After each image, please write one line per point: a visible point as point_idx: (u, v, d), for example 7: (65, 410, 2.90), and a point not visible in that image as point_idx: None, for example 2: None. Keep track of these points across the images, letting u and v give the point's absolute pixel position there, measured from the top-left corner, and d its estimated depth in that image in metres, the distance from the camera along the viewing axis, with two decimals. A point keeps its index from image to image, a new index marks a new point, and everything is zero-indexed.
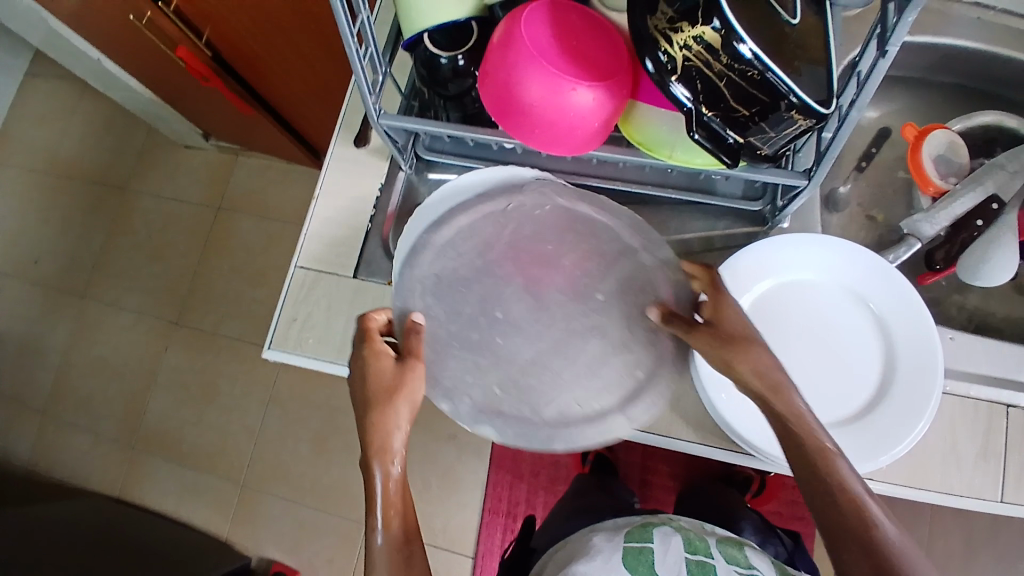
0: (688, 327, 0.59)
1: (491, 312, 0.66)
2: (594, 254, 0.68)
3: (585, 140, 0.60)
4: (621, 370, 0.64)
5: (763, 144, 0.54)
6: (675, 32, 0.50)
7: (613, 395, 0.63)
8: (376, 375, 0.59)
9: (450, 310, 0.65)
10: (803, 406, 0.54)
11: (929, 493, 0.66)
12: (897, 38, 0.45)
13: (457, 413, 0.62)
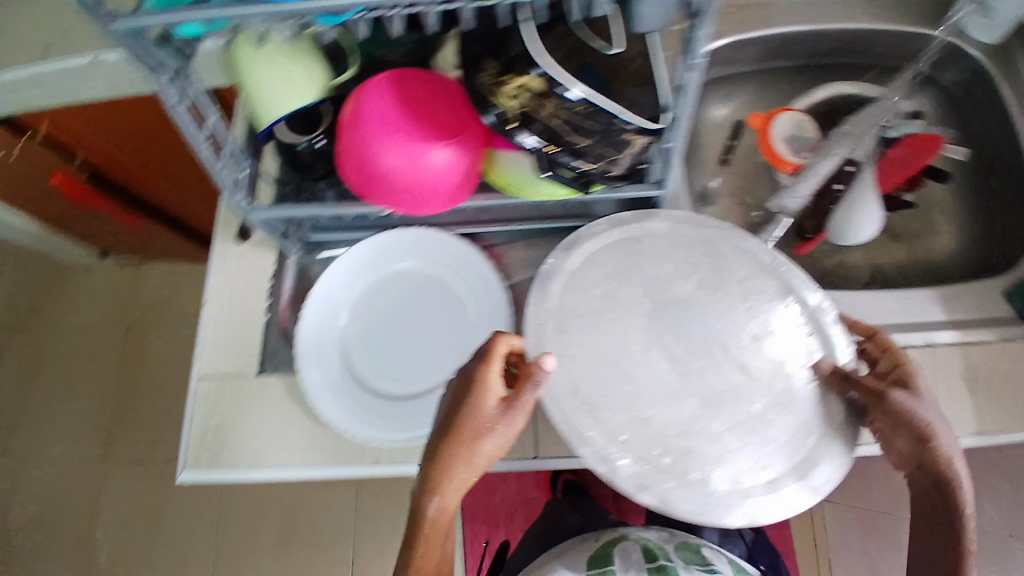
0: (869, 390, 0.57)
1: (626, 379, 0.61)
2: (755, 295, 0.65)
3: (449, 197, 0.62)
4: (787, 432, 0.59)
5: (609, 167, 0.59)
6: (503, 86, 0.53)
7: (783, 456, 0.58)
8: (484, 407, 0.54)
9: (592, 375, 0.61)
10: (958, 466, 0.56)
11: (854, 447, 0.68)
12: (699, 50, 0.49)
13: (615, 475, 0.57)
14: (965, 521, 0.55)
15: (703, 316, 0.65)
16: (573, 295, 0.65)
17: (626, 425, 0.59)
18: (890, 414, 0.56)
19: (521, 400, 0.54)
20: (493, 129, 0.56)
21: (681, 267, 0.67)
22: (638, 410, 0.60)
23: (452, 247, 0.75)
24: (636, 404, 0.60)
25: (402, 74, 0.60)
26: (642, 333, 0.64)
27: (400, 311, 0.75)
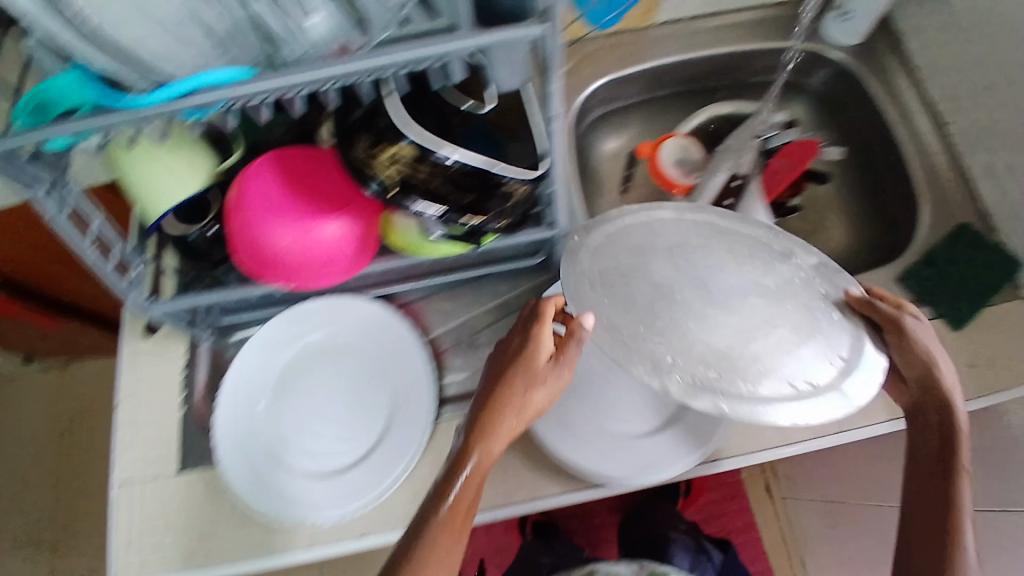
0: (885, 321, 0.61)
1: (670, 294, 0.59)
2: (755, 258, 0.62)
3: (347, 268, 0.62)
4: (816, 353, 0.58)
5: (500, 218, 0.62)
6: (376, 157, 0.54)
7: (826, 369, 0.58)
8: (533, 365, 0.59)
9: (623, 301, 0.60)
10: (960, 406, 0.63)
11: (769, 451, 0.74)
12: (556, 105, 0.53)
13: (667, 391, 0.56)
14: (962, 460, 0.61)
15: (717, 274, 0.60)
16: (601, 262, 0.62)
17: (667, 348, 0.57)
18: (903, 349, 0.61)
19: (568, 354, 0.59)
20: (377, 199, 0.57)
21: (696, 239, 0.63)
22: (683, 336, 0.58)
23: (363, 306, 0.76)
24: (692, 346, 0.57)
25: (283, 152, 0.60)
26: (670, 270, 0.61)
27: (327, 378, 0.75)
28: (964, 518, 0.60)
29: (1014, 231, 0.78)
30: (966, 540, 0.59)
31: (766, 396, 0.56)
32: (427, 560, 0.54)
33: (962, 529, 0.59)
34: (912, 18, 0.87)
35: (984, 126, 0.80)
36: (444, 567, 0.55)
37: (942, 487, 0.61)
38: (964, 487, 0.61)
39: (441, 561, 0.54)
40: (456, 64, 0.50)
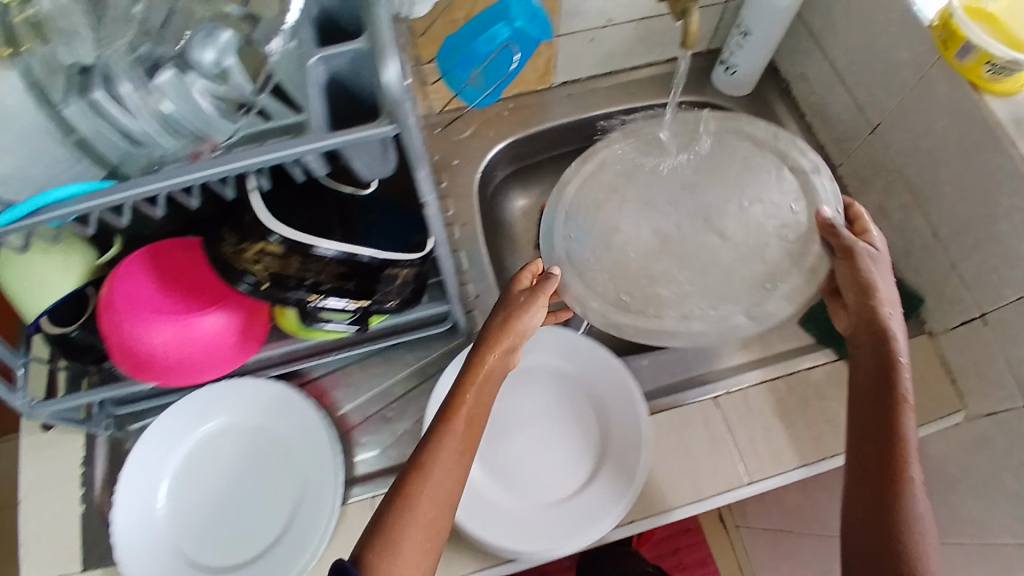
0: (840, 248, 0.65)
1: (619, 229, 0.74)
2: (748, 177, 0.75)
3: (228, 361, 0.63)
4: (751, 276, 0.70)
5: (388, 297, 0.62)
6: (244, 254, 0.54)
7: (742, 299, 0.69)
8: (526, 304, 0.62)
9: (584, 236, 0.73)
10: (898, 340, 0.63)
11: (685, 509, 0.73)
12: (426, 190, 0.54)
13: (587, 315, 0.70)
14: (904, 392, 0.60)
15: (685, 199, 0.75)
16: (583, 194, 0.75)
17: (603, 278, 0.71)
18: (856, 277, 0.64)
19: (536, 299, 0.62)
20: (252, 294, 0.56)
21: (689, 164, 0.77)
22: (627, 263, 0.72)
23: (266, 386, 0.74)
24: (630, 271, 0.72)
25: (160, 247, 0.60)
26: (640, 203, 0.75)
27: (231, 465, 0.73)
28: (911, 446, 0.59)
29: (907, 267, 0.81)
30: (915, 471, 0.58)
31: (669, 325, 0.69)
32: (432, 469, 0.55)
33: (910, 457, 0.59)
34: (792, 66, 0.90)
35: (865, 170, 0.83)
36: (451, 476, 0.56)
37: (886, 420, 0.60)
38: (909, 414, 0.60)
39: (446, 475, 0.56)
40: (319, 161, 0.51)
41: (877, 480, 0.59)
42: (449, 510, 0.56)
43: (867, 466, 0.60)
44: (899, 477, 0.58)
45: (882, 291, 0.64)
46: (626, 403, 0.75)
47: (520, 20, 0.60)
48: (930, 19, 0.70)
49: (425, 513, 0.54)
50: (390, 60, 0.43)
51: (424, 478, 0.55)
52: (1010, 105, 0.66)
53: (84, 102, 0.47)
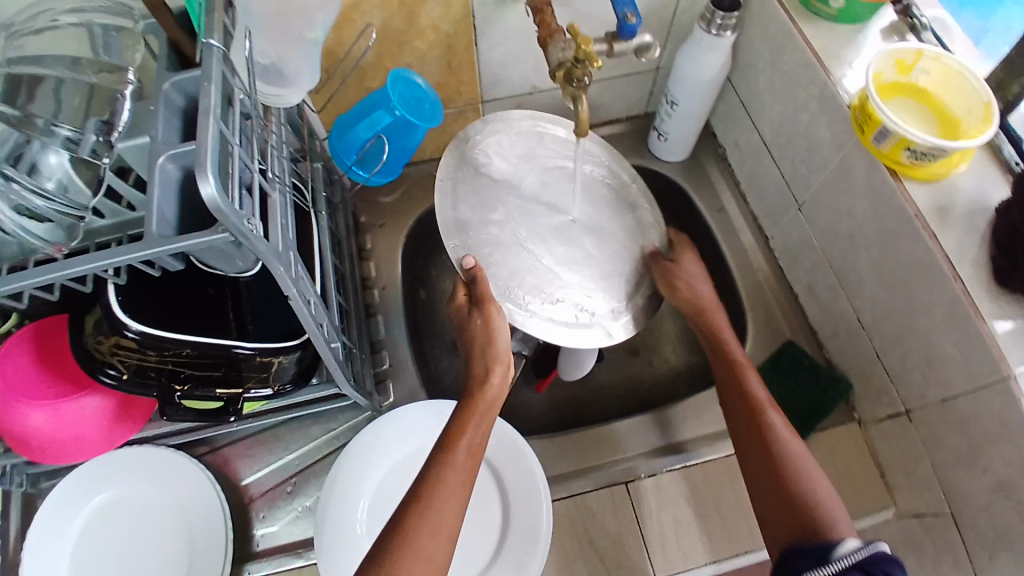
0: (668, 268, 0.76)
1: (513, 228, 0.73)
2: (614, 204, 0.79)
3: (104, 440, 0.62)
4: (610, 292, 0.74)
5: (269, 382, 0.61)
6: (102, 345, 0.54)
7: (604, 311, 0.73)
8: (487, 315, 0.66)
9: (480, 228, 0.72)
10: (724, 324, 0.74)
11: None
12: (286, 284, 0.51)
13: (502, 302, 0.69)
14: (742, 362, 0.69)
15: (554, 208, 0.76)
16: (476, 185, 0.73)
17: (504, 269, 0.71)
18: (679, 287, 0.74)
19: (490, 307, 0.66)
20: (116, 386, 0.56)
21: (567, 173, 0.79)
22: (518, 258, 0.72)
23: (168, 458, 0.74)
24: (519, 263, 0.72)
25: (39, 328, 0.60)
26: (528, 206, 0.75)
27: (126, 538, 0.72)
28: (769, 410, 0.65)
29: (836, 350, 0.78)
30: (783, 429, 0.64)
31: (553, 317, 0.70)
32: (438, 500, 0.56)
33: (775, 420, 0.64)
34: (727, 133, 0.89)
35: (795, 246, 0.81)
36: (453, 504, 0.56)
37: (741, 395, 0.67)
38: (755, 382, 0.68)
39: (450, 503, 0.56)
40: (172, 261, 0.50)
41: (757, 445, 0.64)
42: (451, 541, 0.55)
43: (749, 445, 0.64)
44: (768, 434, 0.64)
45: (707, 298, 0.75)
46: (529, 463, 0.72)
47: (401, 109, 0.60)
48: (849, 98, 0.66)
49: (429, 544, 0.53)
50: (204, 174, 0.42)
51: (426, 511, 0.55)
52: (931, 192, 0.62)
53: None
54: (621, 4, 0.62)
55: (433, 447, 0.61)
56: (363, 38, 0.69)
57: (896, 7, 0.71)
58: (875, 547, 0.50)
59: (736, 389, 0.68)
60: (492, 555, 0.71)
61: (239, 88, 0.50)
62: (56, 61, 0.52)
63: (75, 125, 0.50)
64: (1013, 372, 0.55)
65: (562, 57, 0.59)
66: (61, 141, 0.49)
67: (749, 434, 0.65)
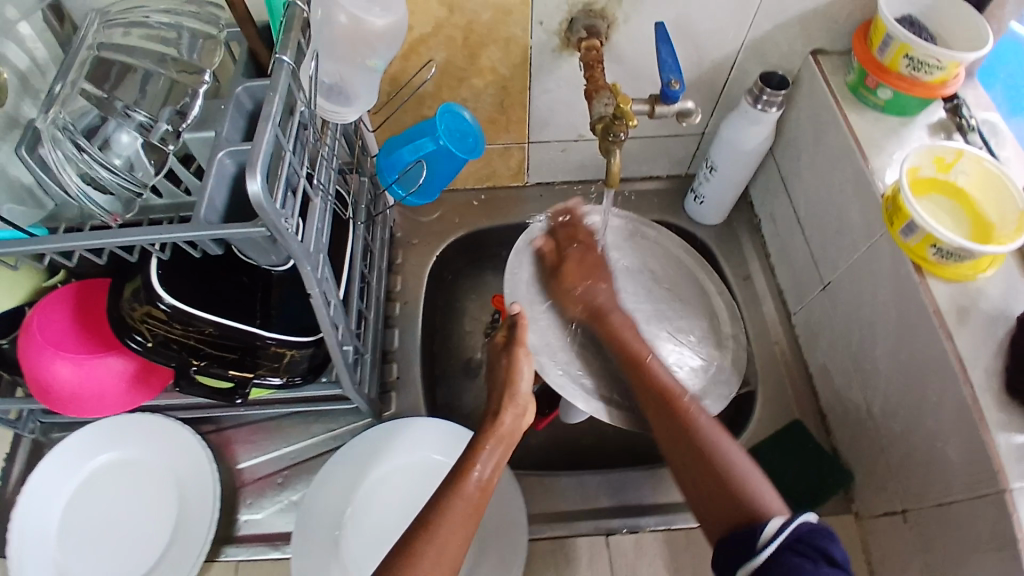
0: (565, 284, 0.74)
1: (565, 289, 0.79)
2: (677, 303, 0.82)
3: (120, 401, 0.67)
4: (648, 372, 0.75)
5: (279, 374, 0.64)
6: (134, 311, 0.58)
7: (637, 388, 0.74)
8: (514, 356, 0.68)
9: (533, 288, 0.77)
10: (622, 321, 0.71)
11: None
12: (312, 283, 0.55)
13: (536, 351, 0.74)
14: (643, 359, 0.67)
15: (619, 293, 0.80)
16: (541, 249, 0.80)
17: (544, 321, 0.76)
18: (580, 291, 0.73)
19: (520, 349, 0.69)
20: (139, 353, 0.59)
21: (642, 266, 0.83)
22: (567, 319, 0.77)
23: (173, 428, 0.78)
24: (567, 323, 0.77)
25: (85, 286, 0.67)
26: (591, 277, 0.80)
27: (122, 497, 0.76)
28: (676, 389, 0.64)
29: (843, 439, 0.77)
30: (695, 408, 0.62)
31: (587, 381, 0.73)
32: (441, 526, 0.55)
33: (685, 399, 0.63)
34: (764, 205, 0.90)
35: (815, 325, 0.80)
36: (457, 534, 0.56)
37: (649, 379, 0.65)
38: (658, 372, 0.66)
39: (453, 529, 0.56)
40: (212, 245, 0.54)
41: (676, 439, 0.60)
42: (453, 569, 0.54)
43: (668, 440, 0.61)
44: (682, 425, 0.61)
45: (612, 311, 0.71)
46: (512, 493, 0.73)
47: (445, 138, 0.64)
48: (884, 189, 0.66)
49: (427, 567, 0.53)
50: (253, 172, 0.45)
51: (430, 535, 0.55)
52: (954, 293, 0.61)
53: (31, 158, 0.53)
54: (667, 71, 0.64)
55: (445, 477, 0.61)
56: (425, 70, 0.74)
57: (947, 104, 0.71)
58: (801, 520, 0.50)
59: (642, 382, 0.66)
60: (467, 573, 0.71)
61: (301, 101, 0.54)
62: (145, 55, 0.57)
63: (149, 113, 0.56)
64: (1010, 487, 0.53)
65: (603, 112, 0.63)
66: (136, 126, 0.55)
67: (667, 432, 0.62)
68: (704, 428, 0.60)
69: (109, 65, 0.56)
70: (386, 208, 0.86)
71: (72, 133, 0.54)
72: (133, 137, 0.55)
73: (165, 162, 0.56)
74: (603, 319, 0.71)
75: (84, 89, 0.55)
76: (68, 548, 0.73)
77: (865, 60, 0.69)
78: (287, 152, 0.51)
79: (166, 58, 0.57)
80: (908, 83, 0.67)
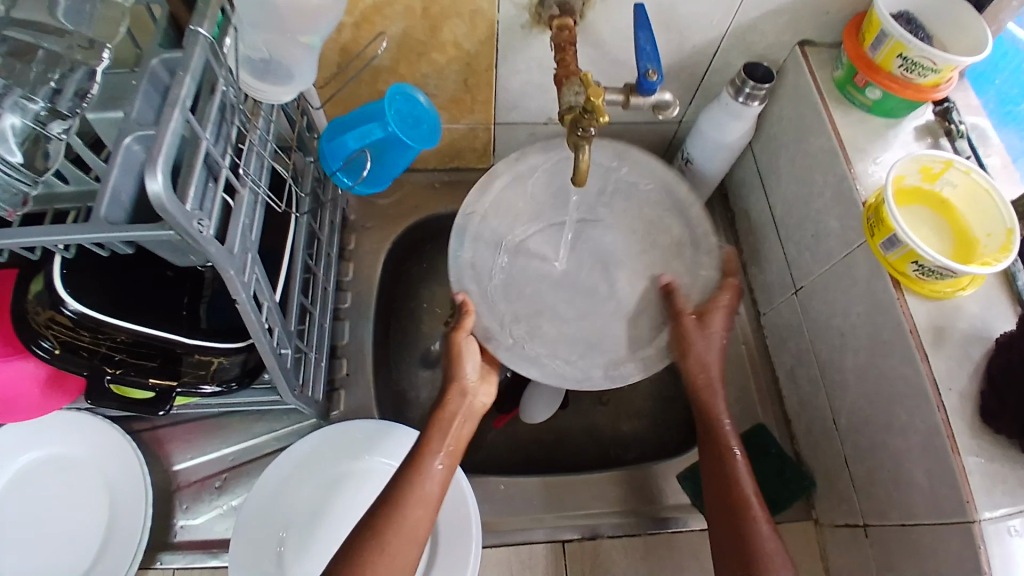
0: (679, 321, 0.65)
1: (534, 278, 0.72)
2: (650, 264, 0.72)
3: (27, 410, 0.61)
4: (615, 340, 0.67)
5: (207, 381, 0.58)
6: (36, 315, 0.51)
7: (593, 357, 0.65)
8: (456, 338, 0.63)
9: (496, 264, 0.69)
10: (721, 407, 0.63)
11: None
12: (237, 289, 0.49)
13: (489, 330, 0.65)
14: (729, 442, 0.61)
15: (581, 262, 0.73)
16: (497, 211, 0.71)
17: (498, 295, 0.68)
18: (681, 342, 0.64)
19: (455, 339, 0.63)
20: (46, 361, 0.53)
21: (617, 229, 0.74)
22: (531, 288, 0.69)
23: (100, 427, 0.72)
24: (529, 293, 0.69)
25: None
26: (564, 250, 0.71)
27: (48, 501, 0.70)
28: (739, 469, 0.60)
29: (807, 446, 0.75)
30: (751, 497, 0.58)
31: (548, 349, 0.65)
32: (406, 511, 0.56)
33: (741, 482, 0.59)
34: (739, 200, 0.85)
35: (785, 329, 0.78)
36: (424, 515, 0.57)
37: (715, 445, 0.62)
38: (740, 465, 0.60)
39: (415, 512, 0.56)
40: (122, 246, 0.47)
41: (726, 520, 0.58)
42: (418, 545, 0.56)
43: (716, 517, 0.59)
44: (740, 514, 0.58)
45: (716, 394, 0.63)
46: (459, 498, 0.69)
47: (395, 124, 0.58)
48: (865, 194, 0.63)
49: (394, 549, 0.54)
50: (154, 170, 0.39)
51: (395, 523, 0.55)
52: (931, 312, 0.58)
53: None
54: (645, 58, 0.58)
55: (405, 458, 0.60)
56: (377, 42, 0.66)
57: (936, 108, 0.67)
58: None
59: (713, 464, 0.61)
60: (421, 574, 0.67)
61: (224, 79, 0.48)
62: (52, 36, 0.46)
63: (49, 100, 0.44)
64: (979, 517, 0.52)
65: (574, 102, 0.57)
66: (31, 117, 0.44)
67: (714, 515, 0.60)
68: (758, 524, 0.57)
69: (17, 49, 0.45)
70: (336, 192, 0.79)
71: None
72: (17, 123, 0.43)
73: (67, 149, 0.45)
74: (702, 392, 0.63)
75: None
76: None
77: (855, 56, 0.64)
78: (203, 140, 0.44)
79: (75, 45, 0.46)
80: (900, 84, 0.62)
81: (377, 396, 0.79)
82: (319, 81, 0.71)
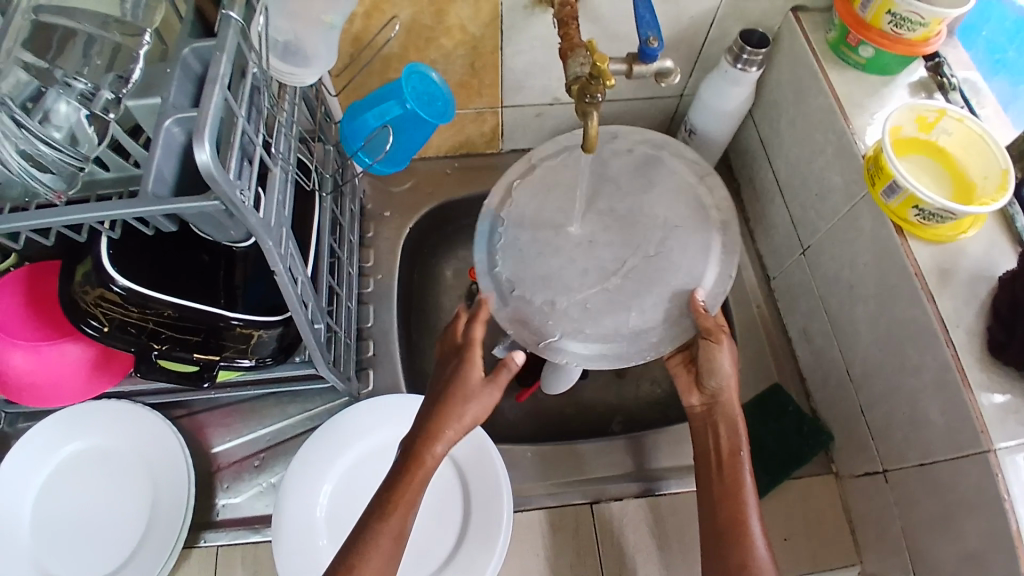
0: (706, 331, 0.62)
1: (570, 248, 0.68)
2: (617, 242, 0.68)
3: (77, 389, 0.65)
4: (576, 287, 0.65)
5: (245, 355, 0.61)
6: (86, 292, 0.54)
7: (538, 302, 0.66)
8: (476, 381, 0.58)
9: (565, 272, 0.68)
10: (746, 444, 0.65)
11: None
12: (275, 259, 0.51)
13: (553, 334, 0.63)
14: (743, 465, 0.64)
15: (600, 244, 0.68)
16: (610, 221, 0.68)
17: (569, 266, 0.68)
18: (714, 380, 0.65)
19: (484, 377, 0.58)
20: (97, 339, 0.56)
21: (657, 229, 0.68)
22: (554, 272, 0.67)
23: (137, 416, 0.74)
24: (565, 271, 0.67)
25: (37, 272, 0.63)
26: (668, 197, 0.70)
27: (88, 490, 0.73)
28: (748, 506, 0.62)
29: (823, 401, 0.77)
30: (754, 531, 0.61)
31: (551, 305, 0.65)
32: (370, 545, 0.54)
33: (747, 518, 0.62)
34: (743, 168, 0.88)
35: (795, 288, 0.80)
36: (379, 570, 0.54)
37: (729, 482, 0.64)
38: (748, 474, 0.64)
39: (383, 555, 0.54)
40: (164, 220, 0.49)
41: (728, 520, 0.62)
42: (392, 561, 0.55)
43: (722, 509, 0.63)
44: (739, 513, 0.62)
45: (738, 429, 0.65)
46: (489, 463, 0.72)
47: (413, 102, 0.62)
48: (866, 149, 0.66)
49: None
50: (201, 142, 0.42)
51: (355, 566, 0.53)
52: (935, 253, 0.61)
53: None
54: (646, 27, 0.61)
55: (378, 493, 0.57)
56: (389, 28, 0.69)
57: (927, 63, 0.70)
58: None
59: (721, 474, 0.65)
60: (461, 534, 0.71)
61: (254, 61, 0.51)
62: (87, 17, 0.49)
63: (92, 80, 0.48)
64: (994, 446, 0.54)
65: (579, 73, 0.59)
66: (80, 98, 0.47)
67: (707, 520, 0.64)
68: (753, 533, 0.61)
69: (50, 33, 0.48)
70: (354, 177, 0.82)
71: (9, 106, 0.45)
72: (72, 107, 0.47)
73: (108, 132, 0.48)
74: (723, 423, 0.66)
75: (23, 59, 0.46)
76: (36, 542, 0.70)
77: (847, 16, 0.67)
78: (239, 118, 0.47)
79: (110, 23, 0.50)
80: (890, 40, 0.65)
81: (404, 372, 0.81)
82: (335, 71, 0.74)
